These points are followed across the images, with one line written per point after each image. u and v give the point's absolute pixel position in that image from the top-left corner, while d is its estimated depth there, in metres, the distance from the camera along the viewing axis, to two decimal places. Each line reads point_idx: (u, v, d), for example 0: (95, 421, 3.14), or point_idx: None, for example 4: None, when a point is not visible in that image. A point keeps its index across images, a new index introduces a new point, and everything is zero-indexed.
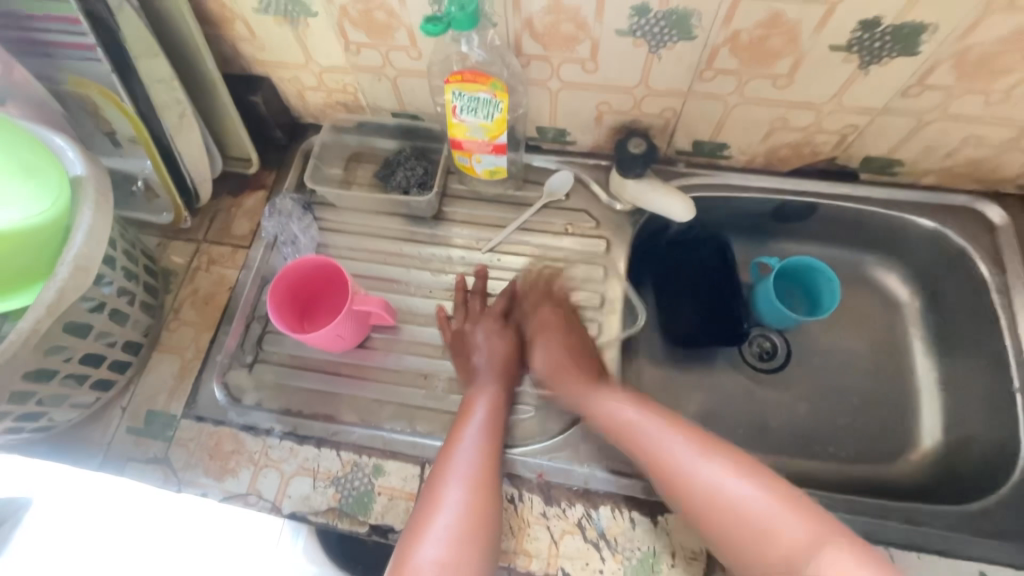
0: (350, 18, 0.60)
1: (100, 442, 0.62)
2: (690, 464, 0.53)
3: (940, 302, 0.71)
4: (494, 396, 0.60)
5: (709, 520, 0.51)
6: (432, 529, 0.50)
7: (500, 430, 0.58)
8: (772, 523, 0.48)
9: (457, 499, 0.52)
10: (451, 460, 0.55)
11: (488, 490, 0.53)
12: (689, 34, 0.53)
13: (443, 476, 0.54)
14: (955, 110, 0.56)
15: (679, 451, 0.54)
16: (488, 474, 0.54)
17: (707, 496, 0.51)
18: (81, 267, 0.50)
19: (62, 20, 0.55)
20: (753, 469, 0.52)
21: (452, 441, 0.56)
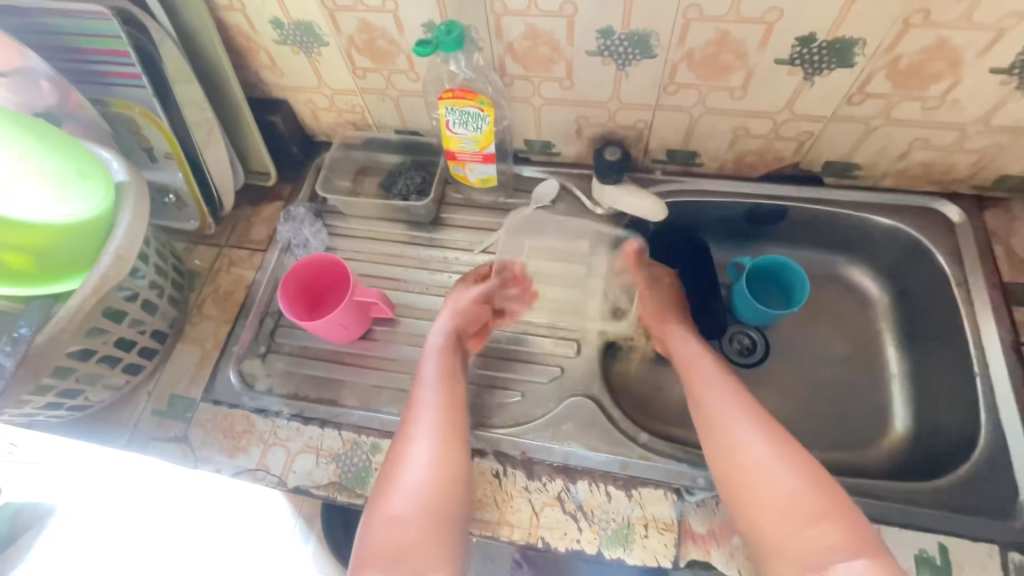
0: (357, 46, 0.69)
1: (128, 423, 0.69)
2: (742, 438, 0.55)
3: (909, 297, 0.74)
4: (444, 356, 0.65)
5: (742, 497, 0.53)
6: (399, 486, 0.54)
7: (455, 386, 0.62)
8: (807, 507, 0.50)
9: (422, 457, 0.56)
10: (414, 421, 0.59)
11: (453, 443, 0.57)
12: (650, 53, 0.61)
13: (409, 437, 0.58)
14: (897, 115, 0.62)
15: (732, 423, 0.56)
16: (450, 430, 0.58)
17: (746, 472, 0.53)
18: (122, 257, 0.57)
19: (114, 52, 0.66)
20: (802, 466, 0.53)
21: (413, 402, 0.60)
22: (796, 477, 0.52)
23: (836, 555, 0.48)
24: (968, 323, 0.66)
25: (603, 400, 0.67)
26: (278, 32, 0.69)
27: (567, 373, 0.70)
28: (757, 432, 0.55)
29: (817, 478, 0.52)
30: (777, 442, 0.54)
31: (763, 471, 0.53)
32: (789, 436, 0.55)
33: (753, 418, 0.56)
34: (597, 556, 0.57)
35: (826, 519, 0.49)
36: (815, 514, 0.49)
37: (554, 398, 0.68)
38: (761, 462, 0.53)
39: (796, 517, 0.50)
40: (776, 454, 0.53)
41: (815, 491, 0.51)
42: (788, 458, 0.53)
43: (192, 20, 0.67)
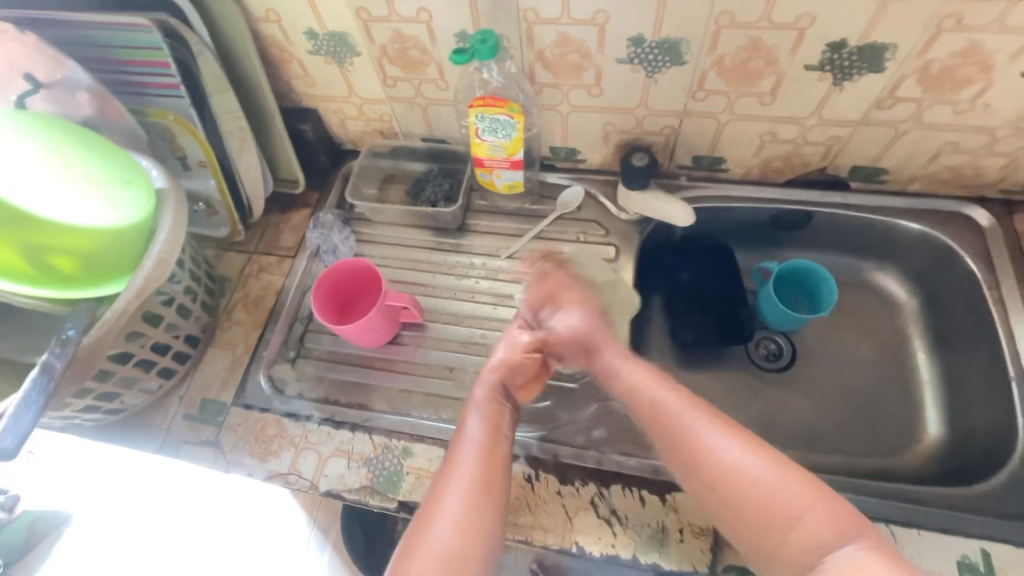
0: (389, 55, 0.70)
1: (160, 426, 0.70)
2: (703, 438, 0.49)
3: (939, 301, 0.74)
4: (487, 415, 0.58)
5: (714, 500, 0.48)
6: (424, 549, 0.47)
7: (501, 443, 0.56)
8: (786, 499, 0.45)
9: (452, 517, 0.49)
10: (447, 478, 0.52)
11: (487, 511, 0.50)
12: (680, 59, 0.62)
13: (439, 493, 0.51)
14: (927, 120, 0.63)
15: (683, 419, 0.51)
16: (489, 493, 0.51)
17: (716, 473, 0.48)
18: (163, 261, 0.58)
19: (155, 64, 0.68)
20: (773, 454, 0.48)
21: (449, 459, 0.54)
22: (768, 468, 0.46)
23: (831, 545, 0.42)
24: (1002, 326, 0.65)
25: (633, 405, 0.67)
26: (312, 43, 0.71)
27: (596, 378, 0.70)
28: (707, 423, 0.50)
29: (792, 470, 0.46)
30: (743, 437, 0.49)
31: (738, 472, 0.47)
32: (739, 425, 0.50)
33: (703, 412, 0.51)
34: (633, 561, 0.56)
35: (812, 508, 0.44)
36: (797, 507, 0.44)
37: (584, 402, 0.68)
38: (734, 462, 0.47)
39: (779, 512, 0.45)
40: (747, 448, 0.48)
41: (791, 480, 0.46)
42: (763, 454, 0.47)
43: (230, 31, 0.69)
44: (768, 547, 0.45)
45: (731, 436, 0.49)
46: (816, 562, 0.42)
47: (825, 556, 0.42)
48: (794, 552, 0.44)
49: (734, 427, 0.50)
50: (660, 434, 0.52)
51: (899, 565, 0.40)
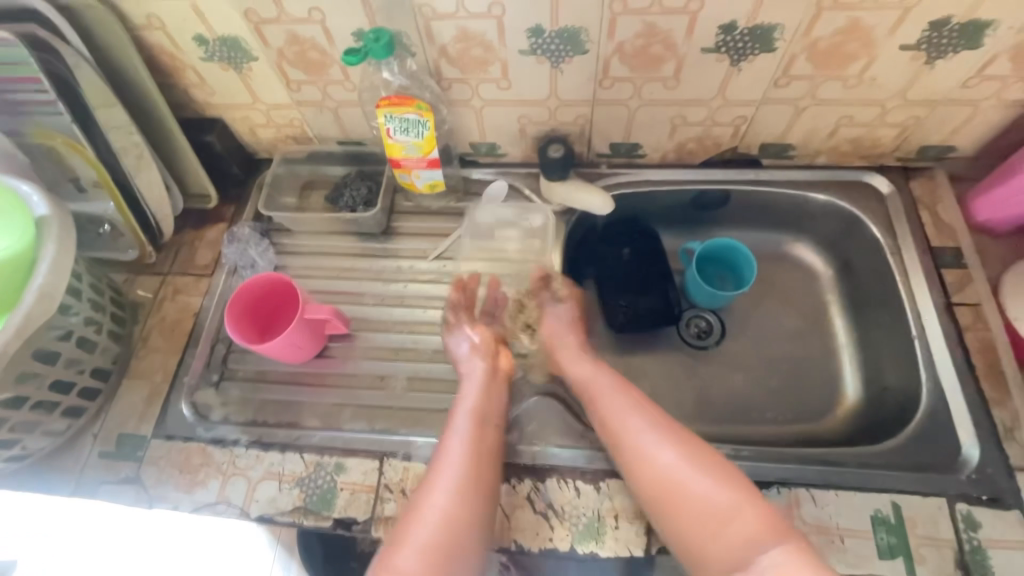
0: (287, 58, 0.67)
1: (73, 469, 0.66)
2: (649, 447, 0.57)
3: (851, 268, 0.77)
4: (478, 404, 0.61)
5: (660, 510, 0.55)
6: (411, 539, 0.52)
7: (490, 437, 0.59)
8: (725, 506, 0.53)
9: (440, 509, 0.54)
10: (433, 474, 0.56)
11: (474, 501, 0.55)
12: (581, 48, 0.61)
13: (429, 484, 0.56)
14: (821, 95, 0.65)
15: (637, 432, 0.58)
16: (471, 490, 0.55)
17: (666, 486, 0.55)
18: (46, 295, 0.55)
19: (25, 81, 0.62)
20: (713, 466, 0.55)
21: (439, 453, 0.58)
22: (710, 479, 0.54)
23: (758, 547, 0.50)
24: (904, 288, 0.69)
25: (566, 394, 0.68)
26: (203, 49, 0.67)
27: (529, 372, 0.70)
28: (659, 436, 0.57)
29: (729, 480, 0.54)
30: (689, 451, 0.56)
31: (687, 487, 0.54)
32: (687, 434, 0.58)
33: (658, 428, 0.58)
34: (571, 553, 0.57)
35: (744, 513, 0.52)
36: (729, 512, 0.52)
37: (519, 398, 0.68)
38: (686, 475, 0.55)
39: (717, 518, 0.53)
40: (687, 462, 0.55)
41: (724, 489, 0.54)
42: (702, 471, 0.55)
43: (110, 41, 0.65)
44: (700, 550, 0.52)
45: (680, 449, 0.56)
46: (743, 560, 0.50)
47: (752, 555, 0.50)
48: (727, 550, 0.51)
49: (681, 436, 0.58)
50: (612, 446, 0.59)
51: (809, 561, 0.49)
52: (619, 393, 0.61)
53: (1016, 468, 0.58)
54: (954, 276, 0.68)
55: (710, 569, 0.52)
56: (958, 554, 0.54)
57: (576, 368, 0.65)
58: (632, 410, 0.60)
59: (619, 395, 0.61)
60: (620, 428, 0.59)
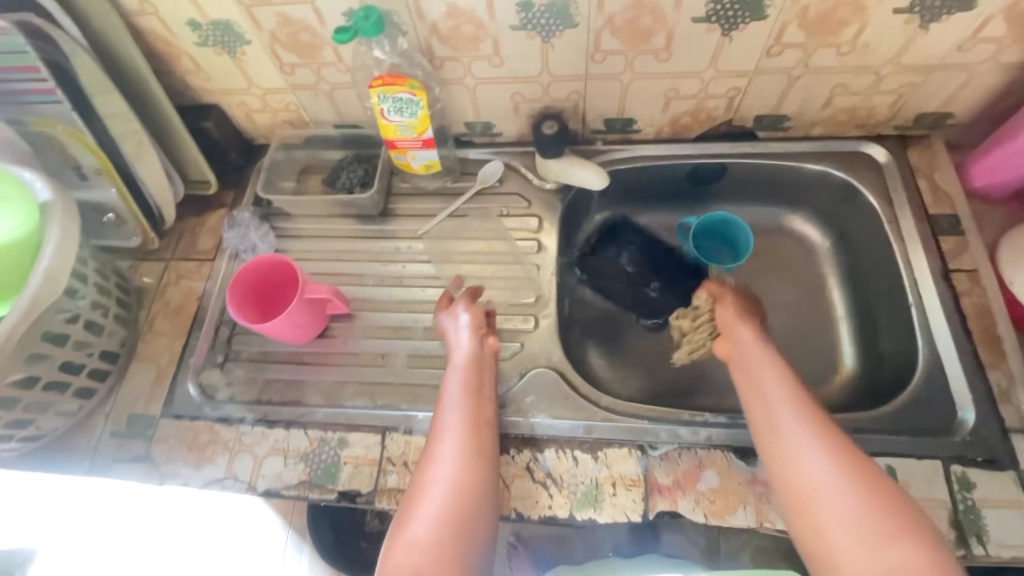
0: (281, 41, 0.67)
1: (86, 448, 0.67)
2: (801, 454, 0.50)
3: (849, 238, 0.77)
4: (467, 371, 0.61)
5: (798, 514, 0.48)
6: (421, 507, 0.50)
7: (481, 401, 0.60)
8: (885, 538, 0.44)
9: (448, 478, 0.52)
10: (435, 443, 0.56)
11: (477, 464, 0.54)
12: (571, 22, 0.61)
13: (431, 457, 0.55)
14: (814, 64, 0.64)
15: (792, 434, 0.51)
16: (475, 452, 0.55)
17: (810, 497, 0.48)
18: (52, 277, 0.56)
19: (23, 70, 0.63)
20: (877, 487, 0.47)
21: (437, 425, 0.57)
22: (867, 504, 0.46)
23: None
24: (901, 256, 0.68)
25: (564, 368, 0.68)
26: (197, 33, 0.67)
27: (527, 347, 0.70)
28: (819, 446, 0.50)
29: (894, 508, 0.46)
30: (846, 464, 0.49)
31: (832, 502, 0.47)
32: (855, 450, 0.50)
33: (818, 436, 0.51)
34: (570, 520, 0.58)
35: (904, 544, 0.44)
36: (885, 538, 0.44)
37: (517, 372, 0.69)
38: (835, 494, 0.47)
39: (868, 546, 0.44)
40: (839, 471, 0.48)
41: (882, 517, 0.45)
42: (857, 483, 0.47)
43: (105, 28, 0.66)
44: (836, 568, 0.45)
45: (840, 461, 0.49)
46: None
47: None
48: None
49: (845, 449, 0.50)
50: (762, 438, 0.53)
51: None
52: (784, 381, 0.55)
53: (1011, 429, 0.58)
54: (950, 243, 0.68)
55: None
56: (952, 514, 0.55)
57: (751, 348, 0.59)
58: (794, 410, 0.53)
59: (785, 387, 0.54)
60: (780, 422, 0.52)
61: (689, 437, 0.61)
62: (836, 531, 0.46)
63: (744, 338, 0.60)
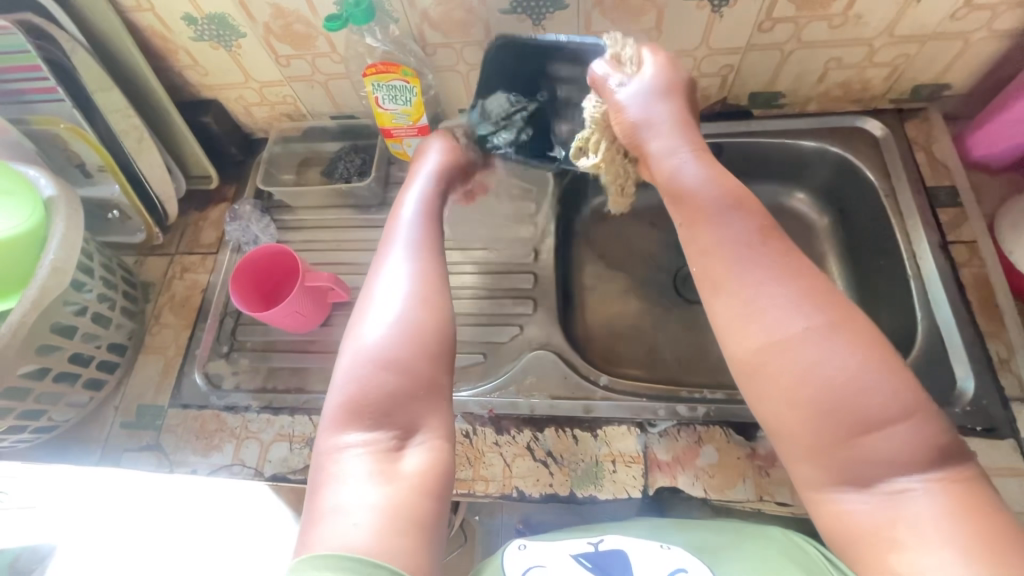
0: (275, 33, 0.68)
1: (98, 439, 0.69)
2: (767, 308, 0.41)
3: (847, 214, 0.76)
4: (423, 200, 0.57)
5: (761, 388, 0.41)
6: (370, 322, 0.47)
7: (438, 221, 0.55)
8: (873, 404, 0.38)
9: (405, 295, 0.48)
10: (382, 265, 0.51)
11: (430, 282, 0.49)
12: (561, 3, 0.61)
13: (374, 281, 0.50)
14: (807, 38, 0.64)
15: (750, 282, 0.42)
16: (428, 275, 0.50)
17: (772, 360, 0.40)
18: (59, 268, 0.58)
19: (25, 69, 0.65)
20: (869, 351, 0.39)
21: (385, 248, 0.52)
22: (853, 357, 0.39)
23: (895, 469, 0.37)
24: (898, 229, 0.68)
25: (562, 349, 0.69)
26: (192, 29, 0.68)
27: (526, 329, 0.71)
28: (789, 297, 0.41)
29: (891, 365, 0.39)
30: (829, 317, 0.40)
31: (804, 369, 0.39)
32: (833, 298, 0.41)
33: (795, 283, 0.42)
34: (570, 497, 0.59)
35: (899, 423, 0.37)
36: (875, 418, 0.38)
37: (516, 354, 0.69)
38: (807, 357, 0.39)
39: (847, 424, 0.38)
40: (812, 327, 0.40)
41: (870, 377, 0.38)
42: (846, 346, 0.39)
43: (103, 25, 0.67)
44: (801, 446, 0.39)
45: (817, 314, 0.40)
46: (863, 477, 0.38)
47: (884, 475, 0.37)
48: (846, 461, 0.38)
49: (826, 301, 0.41)
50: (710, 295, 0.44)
51: (963, 504, 0.36)
52: (732, 222, 0.45)
53: (1011, 398, 0.58)
54: (949, 215, 0.67)
55: (807, 464, 0.40)
56: None
57: (686, 175, 0.48)
58: (758, 258, 0.43)
59: (742, 224, 0.45)
60: (726, 270, 0.43)
61: (688, 414, 0.62)
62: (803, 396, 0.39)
63: (672, 163, 0.49)
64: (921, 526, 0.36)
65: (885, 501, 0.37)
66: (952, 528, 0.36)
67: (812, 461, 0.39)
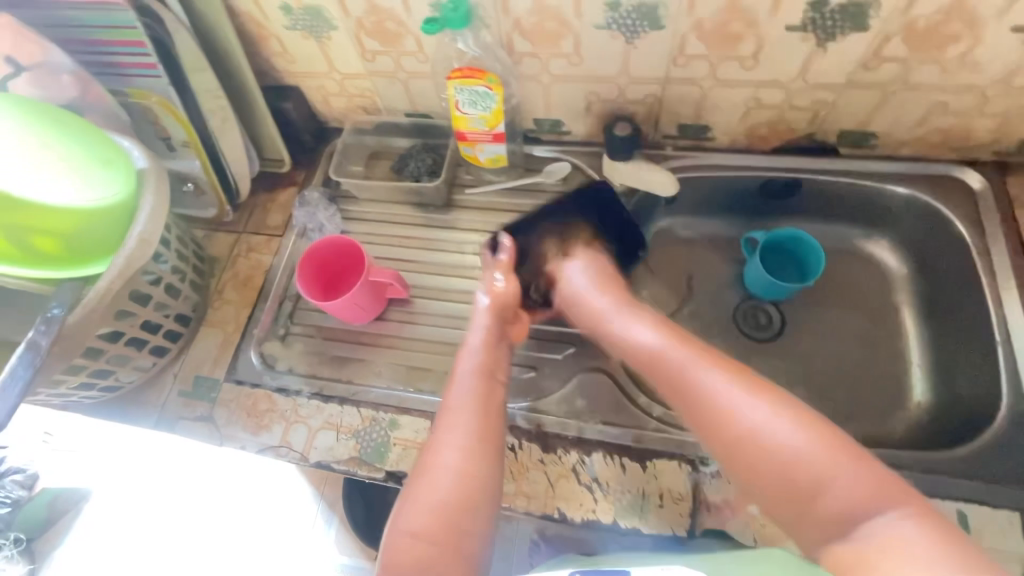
0: (365, 28, 0.69)
1: (156, 404, 0.72)
2: (730, 399, 0.50)
3: (930, 267, 0.72)
4: (484, 356, 0.60)
5: (748, 471, 0.49)
6: (425, 490, 0.51)
7: (495, 386, 0.58)
8: (829, 462, 0.46)
9: (451, 467, 0.51)
10: (443, 424, 0.55)
11: (484, 458, 0.52)
12: (658, 23, 0.60)
13: (436, 441, 0.54)
14: (914, 80, 0.61)
15: (713, 382, 0.52)
16: (483, 442, 0.53)
17: (745, 443, 0.49)
18: (145, 240, 0.60)
19: (127, 43, 0.67)
20: (807, 414, 0.49)
21: (446, 402, 0.57)
22: (802, 434, 0.48)
23: (868, 511, 0.45)
24: (991, 290, 0.64)
25: (615, 372, 0.68)
26: (287, 18, 0.69)
27: (580, 348, 0.70)
28: (744, 395, 0.50)
29: (826, 427, 0.48)
30: (775, 401, 0.50)
31: (774, 447, 0.48)
32: (769, 385, 0.52)
33: (742, 382, 0.52)
34: (613, 526, 0.58)
35: (852, 473, 0.46)
36: (835, 472, 0.46)
37: (568, 372, 0.68)
38: (771, 432, 0.48)
39: (818, 483, 0.46)
40: (769, 408, 0.49)
41: (823, 443, 0.47)
42: (793, 418, 0.49)
43: (204, 9, 0.69)
44: (796, 518, 0.47)
45: (767, 407, 0.50)
46: (849, 528, 0.45)
47: (859, 523, 0.44)
48: (828, 520, 0.46)
49: (769, 388, 0.51)
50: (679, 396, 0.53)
51: (935, 528, 0.43)
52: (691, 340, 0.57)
53: None
54: None
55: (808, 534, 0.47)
56: None
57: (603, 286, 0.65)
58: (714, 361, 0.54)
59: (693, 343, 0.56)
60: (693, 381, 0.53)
61: None
62: (783, 472, 0.47)
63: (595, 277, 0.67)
64: (906, 552, 0.41)
65: (864, 538, 0.44)
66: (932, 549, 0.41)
67: (811, 531, 0.46)
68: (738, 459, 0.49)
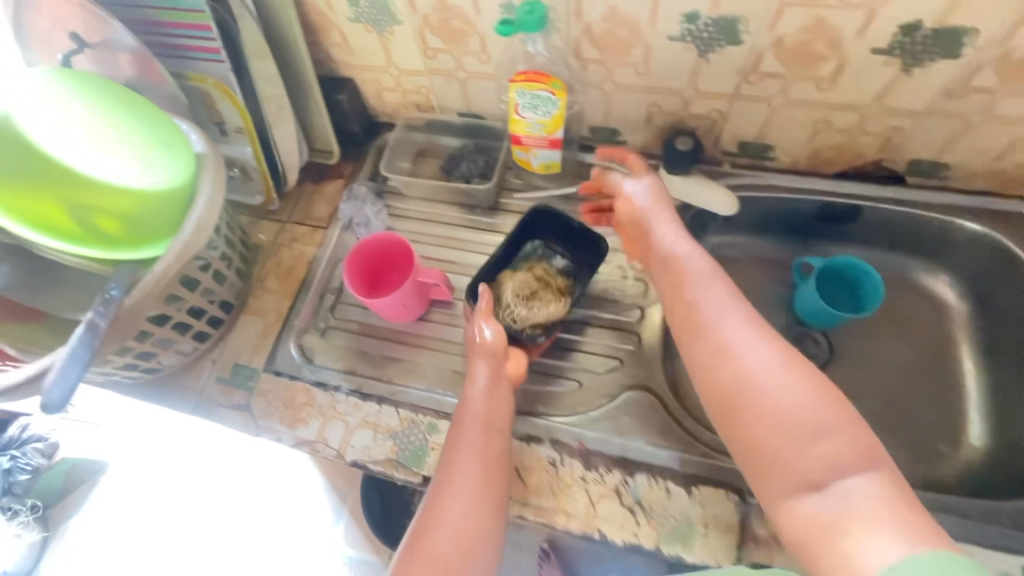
0: (431, 26, 0.68)
1: (194, 388, 0.72)
2: (738, 346, 0.50)
3: (996, 307, 0.70)
4: (486, 410, 0.58)
5: (737, 414, 0.48)
6: (429, 552, 0.49)
7: (496, 440, 0.57)
8: (819, 416, 0.45)
9: (455, 522, 0.51)
10: (446, 482, 0.53)
11: (487, 516, 0.52)
12: (736, 39, 0.58)
13: (439, 498, 0.52)
14: (1000, 112, 0.59)
15: (726, 326, 0.51)
16: (486, 500, 0.52)
17: (740, 392, 0.48)
18: (201, 227, 0.60)
19: (192, 26, 0.67)
20: (813, 375, 0.48)
21: (448, 459, 0.55)
22: (805, 390, 0.46)
23: (840, 471, 0.43)
24: None
25: (662, 393, 0.66)
26: (353, 10, 0.69)
27: (626, 364, 0.68)
28: (755, 344, 0.50)
29: (834, 393, 0.46)
30: (782, 353, 0.49)
31: (763, 396, 0.47)
32: (784, 342, 0.50)
33: (756, 333, 0.51)
34: (655, 552, 0.56)
35: (839, 436, 0.44)
36: (823, 428, 0.45)
37: (612, 388, 0.67)
38: (766, 375, 0.48)
39: (806, 433, 0.45)
40: (773, 352, 0.49)
41: (821, 402, 0.46)
42: (797, 371, 0.47)
43: None
44: (772, 465, 0.46)
45: (776, 354, 0.49)
46: (821, 482, 0.44)
47: (833, 476, 0.43)
48: (798, 472, 0.45)
49: (780, 343, 0.50)
50: (684, 328, 0.54)
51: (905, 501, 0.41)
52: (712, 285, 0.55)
53: None
54: None
55: (777, 485, 0.46)
56: None
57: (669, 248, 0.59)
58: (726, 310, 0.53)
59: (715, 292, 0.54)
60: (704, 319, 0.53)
61: None
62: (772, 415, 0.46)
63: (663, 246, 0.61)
64: (860, 520, 0.41)
65: (833, 500, 0.43)
66: (887, 518, 0.40)
67: (778, 478, 0.46)
68: (727, 396, 0.49)
